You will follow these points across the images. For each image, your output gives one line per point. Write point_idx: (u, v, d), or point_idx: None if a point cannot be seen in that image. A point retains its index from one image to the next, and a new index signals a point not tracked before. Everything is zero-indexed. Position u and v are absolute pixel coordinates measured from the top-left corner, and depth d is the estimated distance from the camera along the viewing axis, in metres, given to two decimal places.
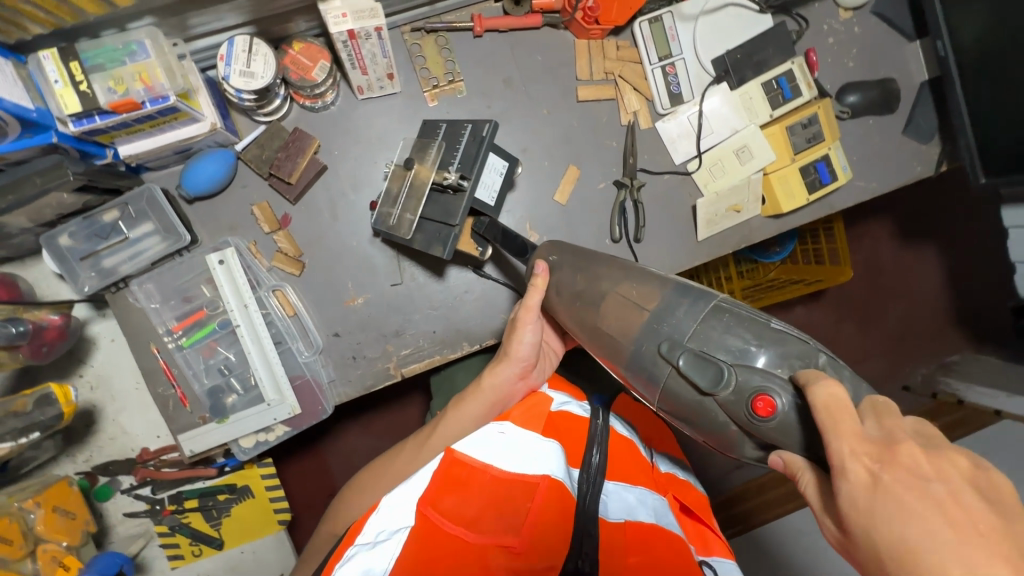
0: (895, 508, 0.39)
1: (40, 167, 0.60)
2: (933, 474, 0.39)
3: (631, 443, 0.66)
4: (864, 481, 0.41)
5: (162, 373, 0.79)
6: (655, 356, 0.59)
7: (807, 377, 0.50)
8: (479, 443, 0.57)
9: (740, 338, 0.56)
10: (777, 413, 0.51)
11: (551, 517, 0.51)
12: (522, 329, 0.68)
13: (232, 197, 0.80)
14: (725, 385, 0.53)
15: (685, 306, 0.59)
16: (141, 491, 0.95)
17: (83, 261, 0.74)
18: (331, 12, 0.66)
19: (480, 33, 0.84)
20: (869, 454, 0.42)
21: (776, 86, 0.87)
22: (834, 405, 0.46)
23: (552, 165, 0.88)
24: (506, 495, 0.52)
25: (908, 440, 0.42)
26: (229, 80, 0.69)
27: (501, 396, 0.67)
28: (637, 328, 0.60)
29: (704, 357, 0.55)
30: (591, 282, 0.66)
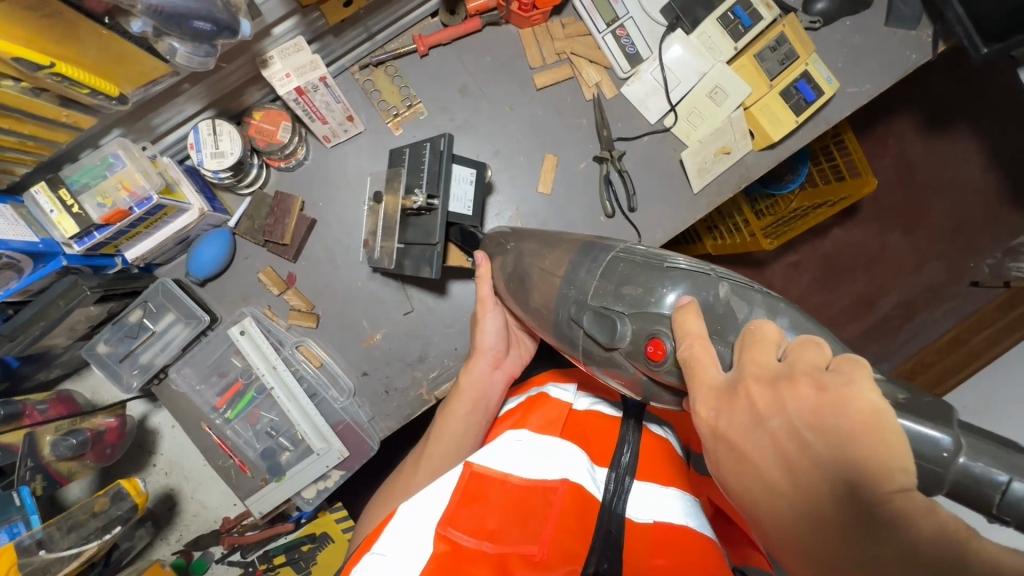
0: (730, 454, 0.42)
1: (59, 290, 0.65)
2: (766, 414, 0.40)
3: (666, 442, 0.65)
4: (708, 429, 0.43)
5: (219, 448, 0.83)
6: (570, 320, 0.57)
7: (687, 316, 0.48)
8: (496, 451, 0.58)
9: (637, 284, 0.53)
10: (668, 355, 0.49)
11: (572, 522, 0.52)
12: (483, 320, 0.72)
13: (238, 270, 0.84)
14: (621, 337, 0.52)
15: (587, 264, 0.58)
16: (233, 558, 1.00)
17: (123, 362, 0.80)
18: (275, 75, 0.68)
19: (425, 52, 0.84)
20: (712, 402, 0.43)
21: (733, 17, 0.83)
22: (693, 357, 0.46)
23: (528, 158, 0.88)
24: (521, 505, 0.53)
25: (749, 381, 0.42)
26: (204, 165, 0.73)
27: (482, 391, 0.71)
28: (554, 296, 0.59)
29: (603, 313, 0.53)
30: (517, 261, 0.66)
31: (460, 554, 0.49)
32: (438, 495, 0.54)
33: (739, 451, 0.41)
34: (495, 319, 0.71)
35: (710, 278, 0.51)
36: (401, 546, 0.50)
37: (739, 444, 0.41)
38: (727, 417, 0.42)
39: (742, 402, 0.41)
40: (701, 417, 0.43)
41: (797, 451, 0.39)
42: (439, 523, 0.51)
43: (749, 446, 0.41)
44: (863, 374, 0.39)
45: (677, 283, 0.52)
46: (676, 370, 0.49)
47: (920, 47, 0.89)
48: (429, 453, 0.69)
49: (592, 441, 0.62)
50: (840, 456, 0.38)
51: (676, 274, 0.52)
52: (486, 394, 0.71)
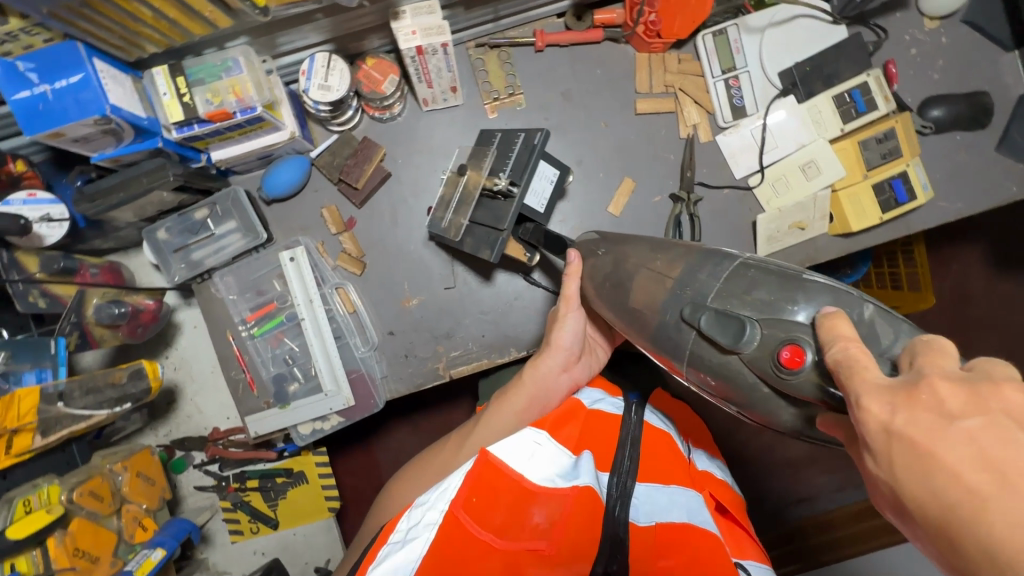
0: (914, 454, 0.34)
1: (146, 168, 0.68)
2: (958, 414, 0.33)
3: (667, 438, 0.68)
4: (877, 426, 0.36)
5: (235, 359, 0.86)
6: (679, 322, 0.58)
7: (835, 322, 0.46)
8: (514, 450, 0.57)
9: (768, 292, 0.53)
10: (804, 366, 0.48)
11: (579, 524, 0.56)
12: (562, 320, 0.71)
13: (304, 200, 0.86)
14: (747, 342, 0.51)
15: (708, 267, 0.58)
16: (211, 467, 1.04)
17: (175, 254, 0.83)
18: (402, 30, 0.69)
19: (541, 48, 0.86)
20: (882, 396, 0.36)
21: (849, 99, 0.83)
22: (848, 359, 0.41)
23: (607, 176, 0.88)
24: (530, 507, 0.54)
25: (932, 380, 0.35)
26: (308, 93, 0.76)
27: (543, 389, 0.69)
28: (662, 297, 0.60)
29: (726, 315, 0.53)
30: (618, 263, 0.67)
31: (471, 543, 0.51)
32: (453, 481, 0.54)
33: (924, 455, 0.33)
34: (576, 318, 0.71)
35: (853, 297, 0.50)
36: (412, 533, 0.51)
37: (925, 445, 0.33)
38: (907, 414, 0.35)
39: (924, 399, 0.35)
40: (869, 411, 0.36)
41: (1005, 453, 0.31)
42: (449, 504, 0.52)
43: (943, 449, 0.33)
44: None
45: (814, 296, 0.51)
46: (814, 383, 0.48)
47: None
48: (469, 444, 0.69)
49: (598, 442, 0.64)
50: None
51: (817, 294, 0.51)
52: (548, 393, 0.70)
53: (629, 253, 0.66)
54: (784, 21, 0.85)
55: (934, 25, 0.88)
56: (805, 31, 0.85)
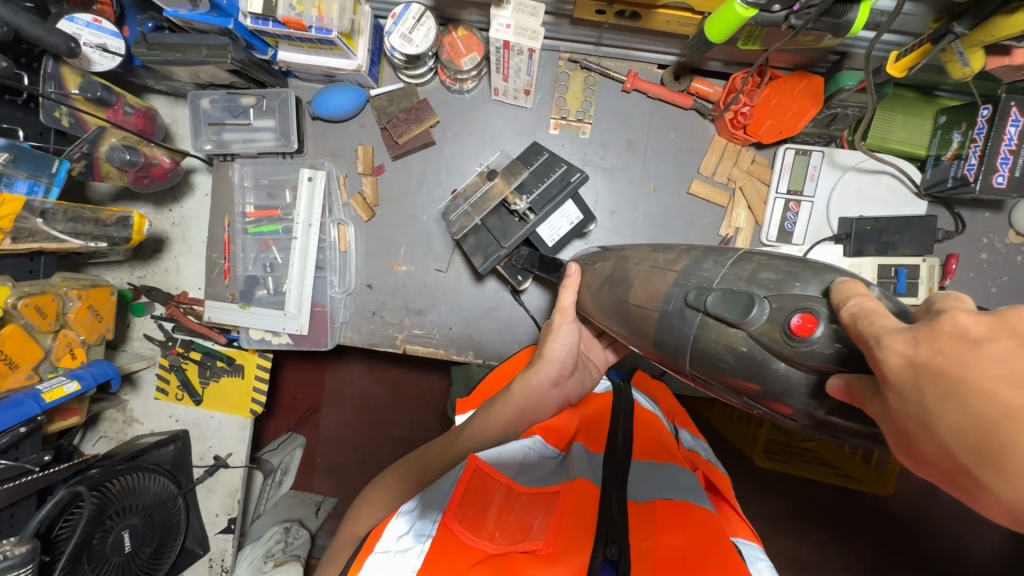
0: (944, 384, 0.26)
1: (211, 43, 0.69)
2: (985, 338, 0.26)
3: (653, 418, 0.70)
4: (900, 366, 0.29)
5: (222, 244, 0.88)
6: (682, 308, 0.52)
7: (852, 284, 0.41)
8: (500, 457, 0.60)
9: (777, 273, 0.49)
10: (819, 333, 0.41)
11: (573, 515, 0.55)
12: (557, 331, 0.69)
13: (347, 130, 0.87)
14: (755, 316, 0.45)
15: (712, 259, 0.55)
16: (165, 324, 1.07)
17: (210, 127, 0.84)
18: (498, 19, 0.68)
19: (628, 89, 0.83)
20: (902, 334, 0.29)
21: (893, 275, 0.79)
22: (861, 315, 0.35)
23: (632, 237, 0.87)
24: (516, 509, 0.57)
25: (954, 312, 0.28)
26: (389, 37, 0.75)
27: (531, 401, 0.68)
28: (662, 289, 0.56)
29: (734, 291, 0.47)
30: (619, 265, 0.64)
31: (464, 549, 0.52)
32: (442, 486, 0.57)
33: (957, 382, 0.25)
34: (570, 331, 0.69)
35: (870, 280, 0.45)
36: (404, 543, 0.51)
37: (952, 375, 0.26)
38: (932, 345, 0.27)
39: (946, 329, 0.27)
40: (892, 348, 0.29)
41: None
42: (444, 516, 0.54)
43: (976, 371, 0.25)
44: None
45: (829, 278, 0.46)
46: (839, 351, 0.41)
47: None
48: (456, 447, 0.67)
49: (596, 436, 0.67)
50: None
51: (825, 271, 0.47)
52: (537, 406, 0.69)
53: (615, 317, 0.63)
54: (870, 170, 0.81)
55: (1017, 240, 0.83)
56: (886, 190, 0.81)
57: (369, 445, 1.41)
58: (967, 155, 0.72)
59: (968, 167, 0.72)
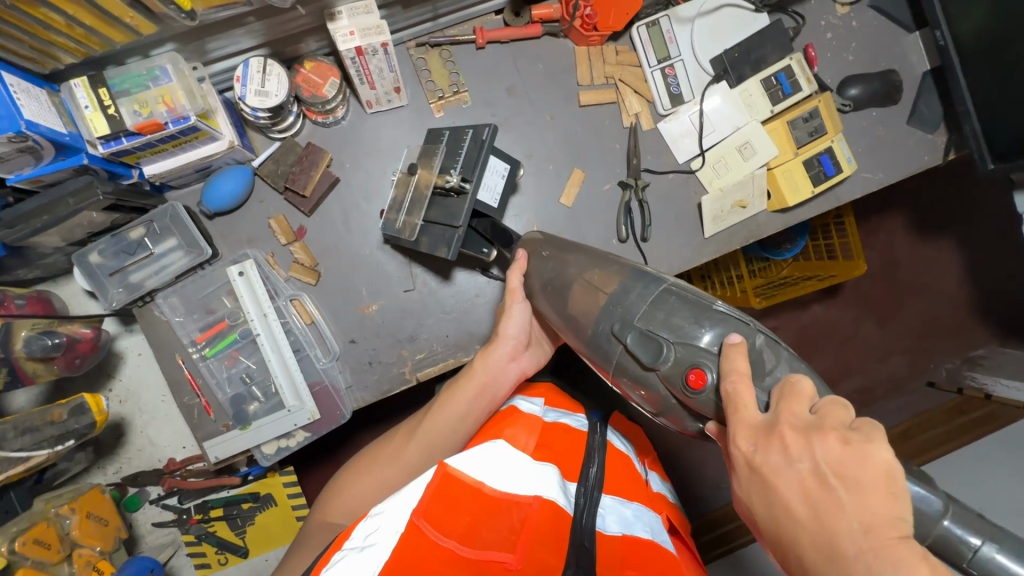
0: (762, 487, 0.47)
1: (72, 188, 0.64)
2: (795, 458, 0.46)
3: (626, 460, 0.72)
4: (744, 462, 0.49)
5: (187, 384, 0.82)
6: (608, 335, 0.64)
7: (731, 351, 0.56)
8: (472, 460, 0.59)
9: (684, 318, 0.61)
10: (708, 387, 0.57)
11: (545, 539, 0.56)
12: (510, 310, 0.74)
13: (250, 211, 0.83)
14: (664, 360, 0.59)
15: (638, 289, 0.64)
16: (169, 501, 0.99)
17: (112, 277, 0.79)
18: (339, 31, 0.68)
19: (483, 45, 0.86)
20: (748, 439, 0.50)
21: (776, 82, 0.88)
22: (737, 394, 0.53)
23: (556, 169, 0.90)
24: (492, 513, 0.56)
25: (785, 428, 0.48)
26: (245, 100, 0.73)
27: (490, 377, 0.73)
28: (597, 310, 0.65)
29: (648, 335, 0.60)
30: (559, 271, 0.71)
31: (435, 551, 0.51)
32: (415, 490, 0.56)
33: (771, 488, 0.47)
34: (522, 310, 0.74)
35: (751, 328, 0.60)
36: (371, 538, 0.53)
37: (770, 482, 0.47)
38: (763, 453, 0.48)
39: (776, 442, 0.48)
40: (740, 449, 0.50)
41: (826, 496, 0.44)
42: (413, 513, 0.53)
43: (782, 482, 0.46)
44: (879, 437, 0.45)
45: (717, 324, 0.60)
46: (712, 400, 0.57)
47: (934, 151, 0.97)
48: (420, 433, 0.72)
49: (564, 456, 0.66)
50: (857, 504, 0.43)
51: (721, 319, 0.60)
52: (497, 380, 0.73)
53: (564, 312, 0.69)
54: (711, 10, 0.89)
55: (845, 9, 0.94)
56: (731, 19, 0.89)
57: None
58: None
59: None
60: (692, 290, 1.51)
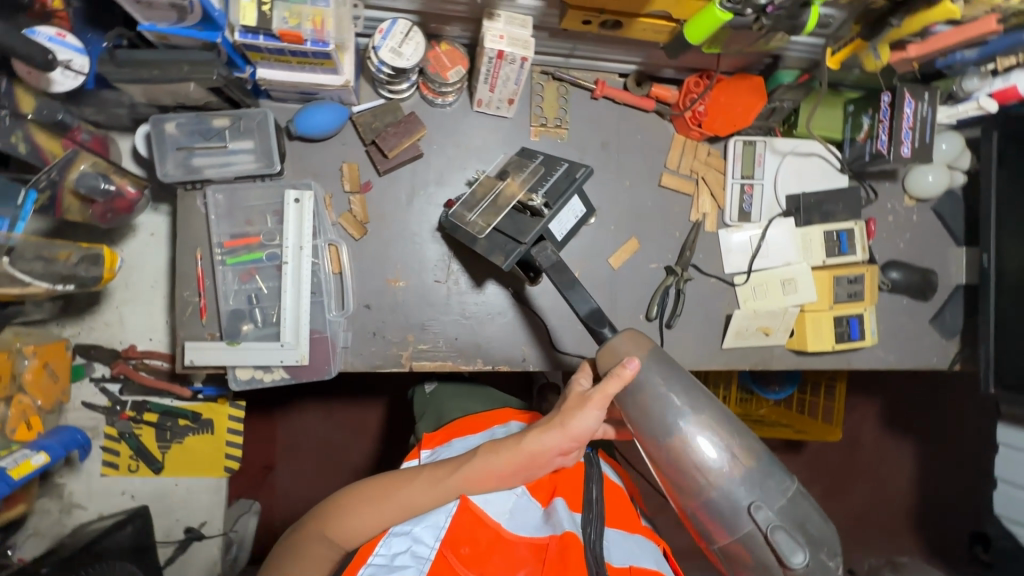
0: None
1: (192, 58, 0.65)
2: None
3: (619, 495, 0.76)
4: None
5: (194, 280, 0.81)
6: (743, 509, 0.65)
7: None
8: (492, 501, 0.67)
9: (803, 516, 0.66)
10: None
11: (566, 565, 0.59)
12: (590, 410, 0.64)
13: (328, 149, 0.84)
14: (798, 559, 0.63)
15: (776, 477, 0.67)
16: (109, 386, 0.95)
17: (177, 152, 0.78)
18: (491, 31, 0.73)
19: (598, 97, 0.91)
20: None
21: (836, 238, 0.94)
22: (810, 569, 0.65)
23: (616, 231, 0.94)
24: (509, 551, 0.63)
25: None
26: (378, 51, 0.76)
27: (535, 460, 0.66)
28: (722, 480, 0.65)
29: (781, 530, 0.64)
30: (642, 390, 0.66)
31: None
32: (438, 524, 0.63)
33: None
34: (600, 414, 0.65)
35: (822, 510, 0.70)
36: (397, 560, 0.58)
37: None
38: None
39: None
40: None
41: None
42: (438, 543, 0.61)
43: None
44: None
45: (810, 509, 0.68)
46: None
47: (942, 356, 1.03)
48: (446, 482, 0.65)
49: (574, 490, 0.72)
50: None
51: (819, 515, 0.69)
52: (539, 466, 0.66)
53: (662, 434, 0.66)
54: (804, 153, 0.96)
55: (912, 203, 1.02)
56: (817, 168, 0.96)
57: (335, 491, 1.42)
58: (877, 134, 0.88)
59: (880, 143, 0.87)
60: None
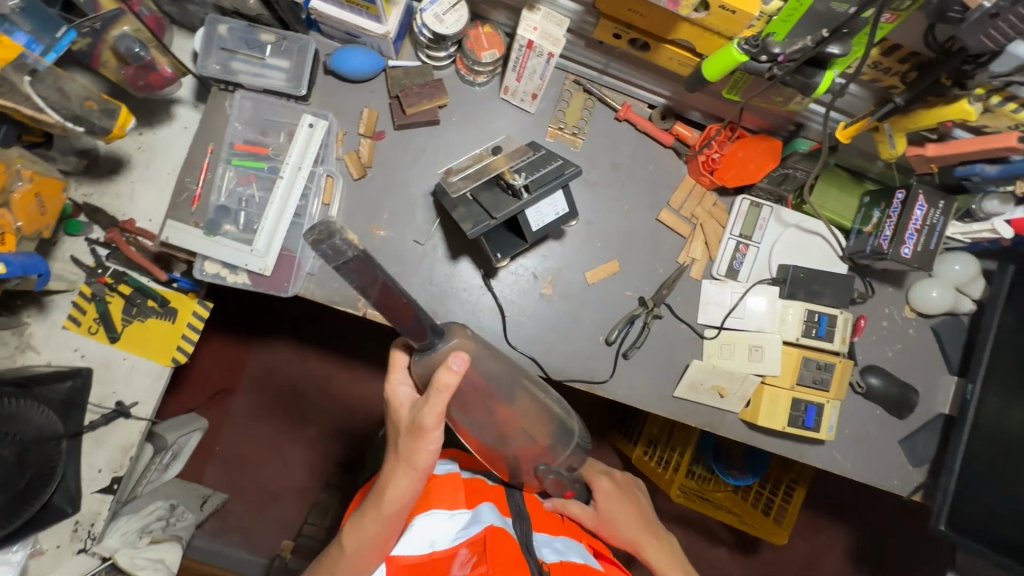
0: None
1: None
2: None
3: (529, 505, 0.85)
4: None
5: (198, 170, 0.87)
6: None
7: None
8: (414, 542, 0.72)
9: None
10: None
11: (500, 552, 0.65)
12: (427, 446, 0.67)
13: (357, 92, 0.90)
14: None
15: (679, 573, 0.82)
16: (99, 249, 1.01)
17: (220, 52, 0.85)
18: (527, 21, 0.77)
19: (620, 119, 0.94)
20: None
21: (816, 320, 0.91)
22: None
23: (601, 249, 0.94)
24: (453, 560, 0.68)
25: None
26: (423, 13, 0.81)
27: (400, 503, 0.69)
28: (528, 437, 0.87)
29: None
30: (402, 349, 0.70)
31: None
32: None
33: None
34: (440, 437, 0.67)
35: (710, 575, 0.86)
36: None
37: None
38: None
39: None
40: None
41: None
42: None
43: None
44: None
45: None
46: None
47: (904, 480, 0.97)
48: (351, 534, 0.70)
49: (492, 502, 0.80)
50: None
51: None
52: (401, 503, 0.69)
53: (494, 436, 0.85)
54: (808, 230, 0.95)
55: (910, 314, 0.99)
56: (818, 248, 0.95)
57: (284, 440, 1.46)
58: (883, 229, 0.86)
59: (884, 238, 0.86)
60: (632, 447, 1.49)
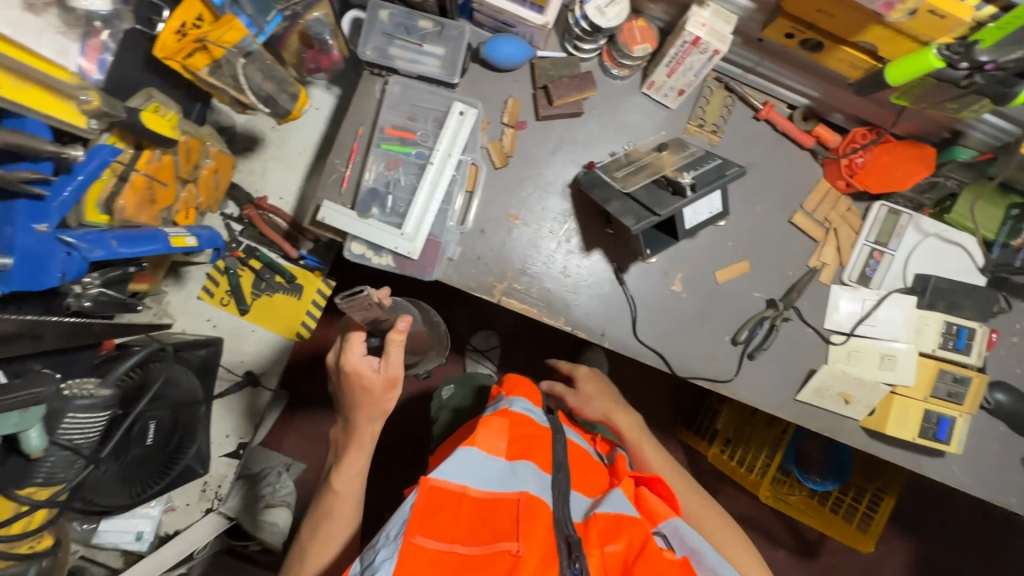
0: None
1: None
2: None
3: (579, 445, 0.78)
4: None
5: (347, 152, 0.89)
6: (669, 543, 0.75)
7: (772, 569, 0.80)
8: (449, 470, 0.62)
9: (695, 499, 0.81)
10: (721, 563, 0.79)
11: (538, 525, 0.58)
12: (364, 371, 0.73)
13: (501, 81, 0.91)
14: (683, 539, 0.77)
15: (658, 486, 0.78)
16: (233, 225, 1.06)
17: (377, 37, 0.87)
18: (696, 16, 0.77)
19: (760, 118, 0.93)
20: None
21: (954, 332, 0.91)
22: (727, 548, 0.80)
23: (730, 248, 0.94)
24: (483, 513, 0.59)
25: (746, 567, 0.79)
26: (585, 5, 0.81)
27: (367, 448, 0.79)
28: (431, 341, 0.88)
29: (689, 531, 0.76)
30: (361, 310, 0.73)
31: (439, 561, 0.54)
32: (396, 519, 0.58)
33: None
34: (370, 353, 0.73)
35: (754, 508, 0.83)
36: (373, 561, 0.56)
37: None
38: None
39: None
40: None
41: None
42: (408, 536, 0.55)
43: None
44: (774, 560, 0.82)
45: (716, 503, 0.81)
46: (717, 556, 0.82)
47: None
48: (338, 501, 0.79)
49: (537, 452, 0.69)
50: None
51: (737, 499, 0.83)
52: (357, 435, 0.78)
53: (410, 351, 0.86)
54: (947, 240, 0.93)
55: None
56: (955, 259, 0.93)
57: None
58: None
59: None
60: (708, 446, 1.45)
